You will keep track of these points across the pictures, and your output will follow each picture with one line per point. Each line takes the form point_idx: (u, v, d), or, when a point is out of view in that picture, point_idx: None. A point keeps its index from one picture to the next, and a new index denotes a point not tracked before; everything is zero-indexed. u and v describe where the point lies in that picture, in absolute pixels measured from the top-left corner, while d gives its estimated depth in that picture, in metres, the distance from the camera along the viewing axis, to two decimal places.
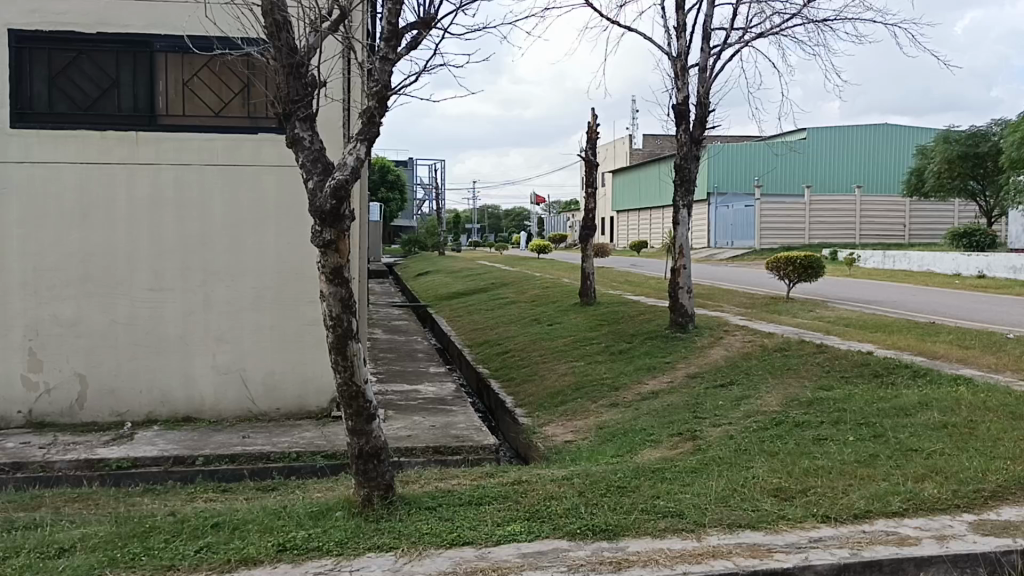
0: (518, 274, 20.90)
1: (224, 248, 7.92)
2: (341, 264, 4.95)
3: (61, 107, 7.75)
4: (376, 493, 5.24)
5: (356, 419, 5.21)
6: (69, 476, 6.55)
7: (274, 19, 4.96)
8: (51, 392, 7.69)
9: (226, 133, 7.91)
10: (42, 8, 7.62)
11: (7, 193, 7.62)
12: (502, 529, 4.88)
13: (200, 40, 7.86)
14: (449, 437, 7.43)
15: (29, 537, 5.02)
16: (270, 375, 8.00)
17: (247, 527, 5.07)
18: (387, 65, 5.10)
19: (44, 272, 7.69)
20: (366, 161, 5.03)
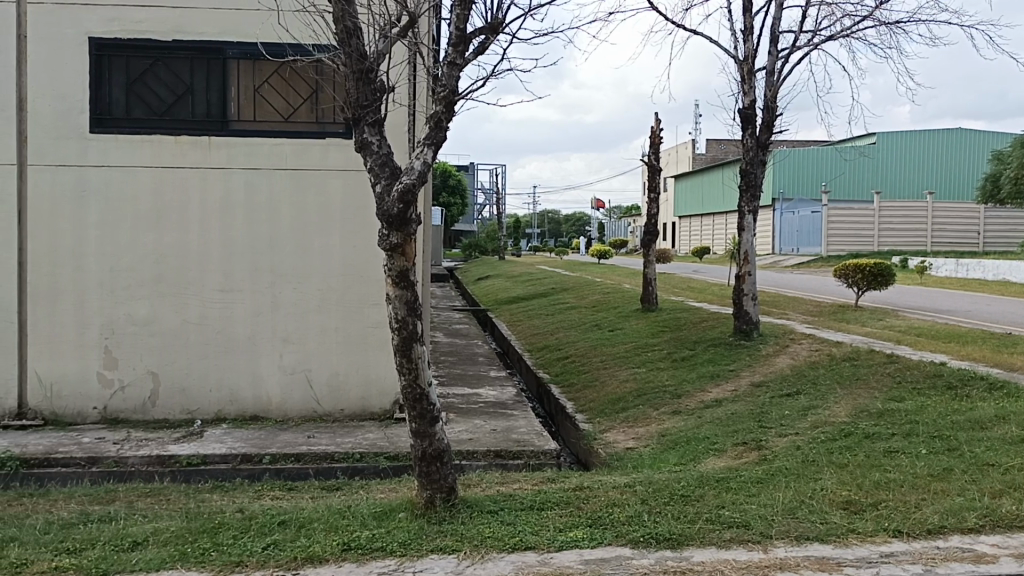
0: (579, 279, 20.82)
1: (291, 250, 8.07)
2: (407, 267, 5.00)
3: (138, 113, 7.99)
4: (439, 495, 5.26)
5: (420, 421, 5.25)
6: (141, 471, 6.73)
7: (345, 26, 5.04)
8: (125, 389, 7.93)
9: (295, 137, 8.06)
10: (121, 16, 7.87)
11: (86, 196, 7.88)
12: (564, 535, 4.86)
13: (273, 46, 8.03)
14: (510, 441, 7.43)
15: (105, 530, 5.17)
16: (335, 376, 8.12)
17: (313, 526, 5.14)
18: (454, 70, 5.13)
19: (119, 272, 7.92)
20: (433, 166, 5.08)
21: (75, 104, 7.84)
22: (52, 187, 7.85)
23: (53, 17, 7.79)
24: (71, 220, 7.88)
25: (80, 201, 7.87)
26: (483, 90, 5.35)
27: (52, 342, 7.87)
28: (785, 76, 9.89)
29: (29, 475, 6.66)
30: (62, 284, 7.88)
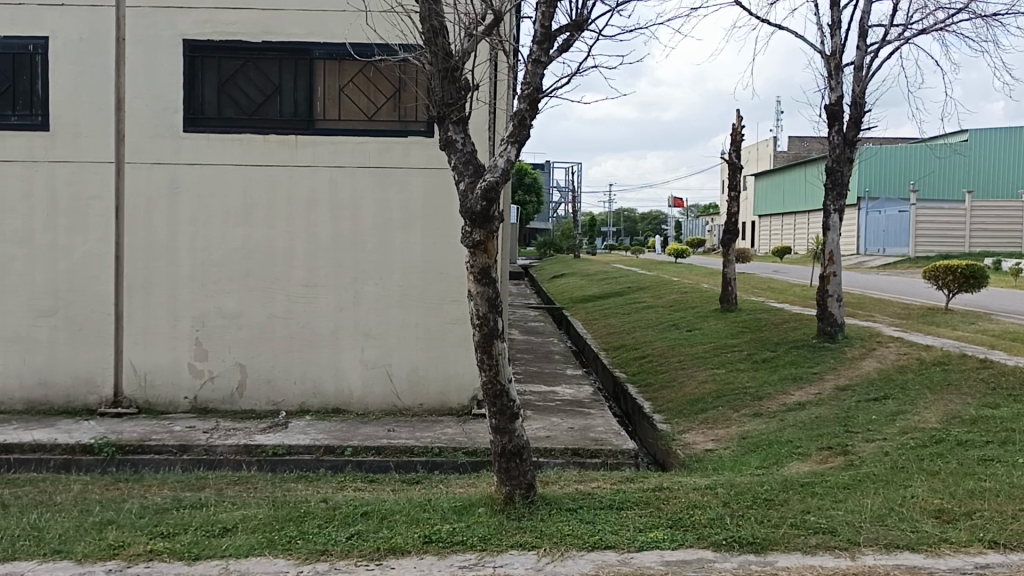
0: (656, 279, 20.61)
1: (373, 247, 8.20)
2: (490, 264, 5.03)
3: (229, 112, 8.23)
4: (518, 492, 5.27)
5: (500, 417, 5.26)
6: (229, 460, 6.95)
7: (431, 26, 5.11)
8: (214, 380, 8.18)
9: (378, 135, 8.20)
10: (214, 18, 8.12)
11: (179, 193, 8.15)
12: (644, 536, 4.82)
13: (360, 46, 8.17)
14: (588, 440, 7.41)
15: (196, 516, 5.35)
16: (414, 371, 8.22)
17: (394, 518, 5.22)
18: (538, 68, 5.13)
19: (210, 267, 8.18)
20: (517, 164, 5.09)
21: (170, 103, 8.12)
22: (147, 184, 8.15)
23: (149, 19, 8.09)
24: (164, 216, 8.16)
25: (173, 197, 8.15)
26: (567, 87, 5.34)
27: (147, 333, 8.17)
28: (874, 71, 9.61)
29: (124, 461, 6.93)
30: (156, 278, 8.17)
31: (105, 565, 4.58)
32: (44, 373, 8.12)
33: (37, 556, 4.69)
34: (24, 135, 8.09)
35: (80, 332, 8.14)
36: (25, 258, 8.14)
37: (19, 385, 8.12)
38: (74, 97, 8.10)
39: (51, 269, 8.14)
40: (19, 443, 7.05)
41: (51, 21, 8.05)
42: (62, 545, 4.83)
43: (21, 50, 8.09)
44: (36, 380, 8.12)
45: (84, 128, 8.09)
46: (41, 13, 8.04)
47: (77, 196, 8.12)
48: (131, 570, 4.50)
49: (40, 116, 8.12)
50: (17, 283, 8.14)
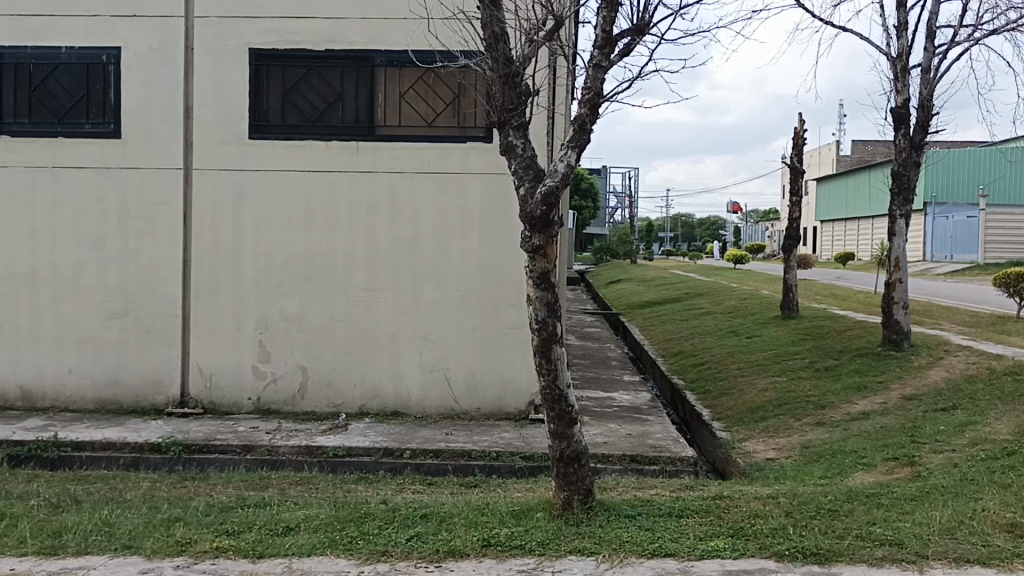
0: (714, 285, 20.35)
1: (431, 252, 8.28)
2: (549, 269, 5.04)
3: (292, 119, 8.39)
4: (577, 497, 5.26)
5: (558, 422, 5.25)
6: (291, 460, 7.07)
7: (492, 31, 5.14)
8: (277, 381, 8.34)
9: (437, 141, 8.27)
10: (278, 27, 8.29)
11: (243, 198, 8.34)
12: (704, 544, 4.77)
13: (422, 53, 8.26)
14: (647, 447, 7.36)
15: (260, 514, 5.45)
16: (472, 375, 8.27)
17: (453, 520, 5.26)
18: (599, 73, 5.12)
19: (273, 271, 8.34)
20: (576, 169, 5.08)
21: (236, 111, 8.32)
22: (214, 189, 8.35)
23: (217, 29, 8.30)
24: (230, 221, 8.35)
25: (238, 203, 8.34)
26: (628, 91, 5.33)
27: (212, 335, 8.36)
28: (942, 73, 9.38)
29: (190, 460, 7.11)
30: (221, 281, 8.36)
31: (173, 560, 4.70)
32: (114, 373, 8.37)
33: (109, 550, 4.83)
34: (97, 143, 8.37)
35: (148, 333, 8.38)
36: (97, 262, 8.41)
37: (91, 384, 8.38)
38: (144, 106, 8.35)
39: (121, 272, 8.39)
40: (91, 440, 7.27)
41: (124, 32, 8.32)
42: (132, 541, 4.96)
43: (94, 60, 8.37)
44: (107, 380, 8.38)
45: (155, 135, 8.33)
46: (114, 24, 8.32)
47: (146, 201, 8.36)
48: (198, 566, 4.61)
49: (112, 123, 8.39)
50: (89, 285, 8.41)
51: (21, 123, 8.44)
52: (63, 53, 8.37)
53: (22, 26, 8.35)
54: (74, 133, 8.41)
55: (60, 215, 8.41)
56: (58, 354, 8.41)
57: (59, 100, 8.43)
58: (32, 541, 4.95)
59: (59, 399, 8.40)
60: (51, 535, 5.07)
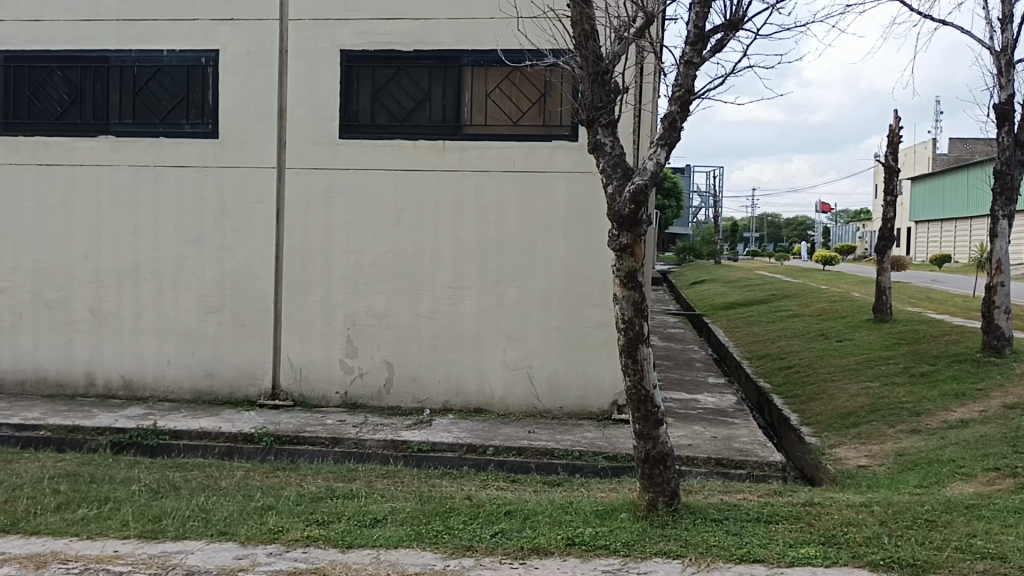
0: (802, 287, 19.92)
1: (516, 250, 8.31)
2: (636, 269, 4.98)
3: (381, 119, 8.54)
4: (661, 499, 5.20)
5: (644, 423, 5.17)
6: (377, 454, 7.21)
7: (582, 29, 5.12)
8: (364, 376, 8.50)
9: (524, 141, 8.30)
10: (369, 29, 8.45)
11: (334, 197, 8.53)
12: (794, 551, 4.66)
13: (511, 52, 8.30)
14: (733, 450, 7.23)
15: (350, 505, 5.57)
16: (555, 373, 8.27)
17: (537, 518, 5.27)
18: (691, 69, 5.04)
19: (361, 268, 8.50)
20: (667, 167, 5.01)
21: (327, 111, 8.52)
22: (307, 188, 8.56)
23: (311, 32, 8.51)
24: (320, 219, 8.56)
25: (329, 201, 8.53)
26: (720, 88, 5.25)
27: (303, 330, 8.58)
28: None
29: (282, 451, 7.31)
30: (312, 278, 8.57)
31: (266, 547, 4.84)
32: (210, 364, 8.68)
33: (206, 536, 5.01)
34: (197, 143, 8.68)
35: (242, 327, 8.65)
36: (195, 257, 8.72)
37: (188, 376, 8.71)
38: (241, 107, 8.62)
39: (218, 268, 8.68)
40: (188, 429, 7.55)
41: (223, 35, 8.61)
42: (228, 527, 5.14)
43: (194, 62, 8.69)
44: (204, 371, 8.69)
45: (251, 136, 8.59)
46: (213, 28, 8.61)
47: (242, 199, 8.64)
48: (290, 554, 4.73)
49: (210, 124, 8.69)
50: (188, 280, 8.73)
51: (126, 124, 8.82)
52: (165, 56, 8.72)
53: (129, 31, 8.72)
54: (175, 133, 8.75)
55: (160, 212, 8.76)
56: (158, 345, 8.77)
57: (162, 102, 8.78)
58: (134, 525, 5.16)
59: (158, 389, 8.75)
60: (152, 519, 5.28)
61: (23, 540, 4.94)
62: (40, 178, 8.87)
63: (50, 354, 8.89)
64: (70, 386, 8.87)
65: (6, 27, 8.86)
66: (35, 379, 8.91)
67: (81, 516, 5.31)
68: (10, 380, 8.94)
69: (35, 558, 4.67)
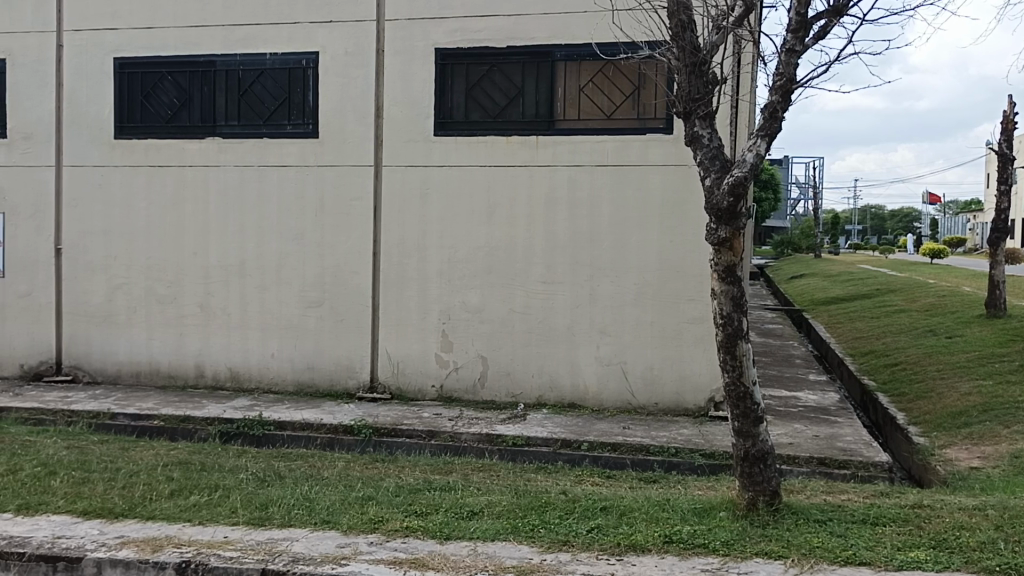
0: (908, 281, 19.15)
1: (610, 245, 8.26)
2: (735, 263, 4.88)
3: (475, 115, 8.61)
4: (762, 498, 5.08)
5: (743, 420, 5.05)
6: (472, 447, 7.29)
7: (679, 20, 5.03)
8: (459, 370, 8.61)
9: (617, 134, 8.24)
10: (463, 27, 8.53)
11: (429, 194, 8.65)
12: (903, 555, 4.49)
13: (605, 45, 8.24)
14: (836, 450, 7.02)
15: (447, 497, 5.66)
16: (650, 369, 8.20)
17: (634, 515, 5.23)
18: (792, 58, 4.90)
19: (456, 263, 8.60)
20: (767, 158, 4.88)
21: (422, 109, 8.64)
22: (402, 185, 8.71)
23: (406, 31, 8.64)
24: (415, 215, 8.70)
25: (424, 198, 8.66)
26: (823, 76, 5.08)
27: (399, 324, 8.75)
28: None
29: (380, 443, 7.47)
30: (408, 273, 8.72)
31: (366, 537, 4.96)
32: (311, 357, 8.95)
33: (309, 524, 5.17)
34: (298, 142, 8.94)
35: (342, 321, 8.88)
36: (297, 254, 8.98)
37: (291, 368, 9.00)
38: (339, 107, 8.82)
39: (318, 264, 8.93)
40: (291, 420, 7.79)
41: (322, 37, 8.84)
42: (330, 516, 5.28)
43: (295, 65, 8.93)
44: (305, 364, 8.96)
45: (349, 135, 8.80)
46: (314, 30, 8.85)
47: (341, 197, 8.85)
48: (390, 544, 4.83)
49: (311, 124, 8.92)
50: (290, 276, 9.00)
51: (232, 125, 9.15)
52: (268, 59, 9.00)
53: (234, 35, 9.05)
54: (277, 133, 9.02)
55: (264, 210, 9.06)
56: (262, 339, 9.08)
57: (265, 103, 9.06)
58: (242, 512, 5.37)
59: (263, 380, 9.07)
60: (259, 507, 5.47)
61: (140, 524, 5.20)
62: (153, 179, 9.30)
63: (162, 347, 9.32)
64: (181, 377, 9.28)
65: (121, 36, 9.31)
66: (149, 371, 9.36)
67: (193, 503, 5.55)
68: (126, 371, 9.41)
69: (151, 541, 4.90)
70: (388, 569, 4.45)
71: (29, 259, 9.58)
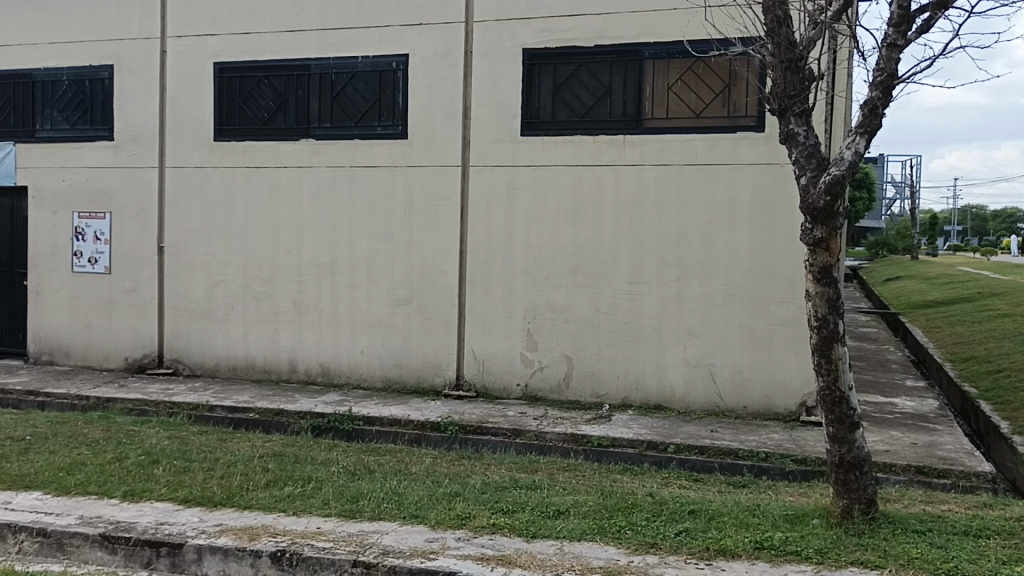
0: (1013, 283, 18.27)
1: (698, 245, 8.15)
2: (831, 263, 4.75)
3: (562, 115, 8.61)
4: (857, 506, 4.93)
5: (839, 426, 4.90)
6: (557, 447, 7.29)
7: (775, 15, 4.92)
8: (545, 369, 8.62)
9: (706, 134, 8.12)
10: (551, 27, 8.54)
11: (516, 193, 8.69)
12: (1009, 569, 4.30)
13: (696, 43, 8.12)
14: (935, 458, 6.76)
15: (533, 496, 5.67)
16: (739, 372, 8.05)
17: (723, 519, 5.14)
18: (894, 52, 4.73)
19: (542, 263, 8.62)
20: (866, 156, 4.72)
21: (510, 109, 8.69)
22: (489, 185, 8.77)
23: (494, 32, 8.71)
24: (502, 215, 8.75)
25: (510, 197, 8.71)
26: (927, 70, 4.90)
27: (485, 323, 8.82)
28: None
29: (466, 440, 7.54)
30: (494, 272, 8.78)
31: (454, 532, 5.02)
32: (399, 354, 9.10)
33: (398, 518, 5.26)
34: (388, 143, 9.09)
35: (429, 320, 9.01)
36: (385, 253, 9.15)
37: (379, 365, 9.17)
38: (428, 107, 8.94)
39: (407, 262, 9.07)
40: (380, 416, 7.94)
41: (412, 40, 8.98)
42: (418, 511, 5.36)
43: (386, 67, 9.10)
44: (393, 361, 9.12)
45: (437, 135, 8.91)
46: (404, 33, 9.00)
47: (429, 197, 8.98)
48: (477, 540, 4.87)
49: (400, 125, 9.06)
50: (379, 275, 9.17)
51: (324, 127, 9.37)
52: (359, 62, 9.19)
53: (327, 39, 9.28)
54: (368, 134, 9.20)
55: (355, 209, 9.25)
56: (352, 335, 9.28)
57: (356, 105, 9.25)
58: (334, 504, 5.49)
59: (352, 376, 9.27)
60: (350, 499, 5.60)
61: (237, 513, 5.38)
62: (250, 180, 9.61)
63: (257, 342, 9.62)
64: (275, 372, 9.56)
65: (221, 41, 9.65)
66: (244, 365, 9.67)
67: (287, 494, 5.71)
68: (223, 365, 9.74)
69: (248, 530, 5.07)
70: (476, 565, 4.49)
71: (134, 256, 10.02)
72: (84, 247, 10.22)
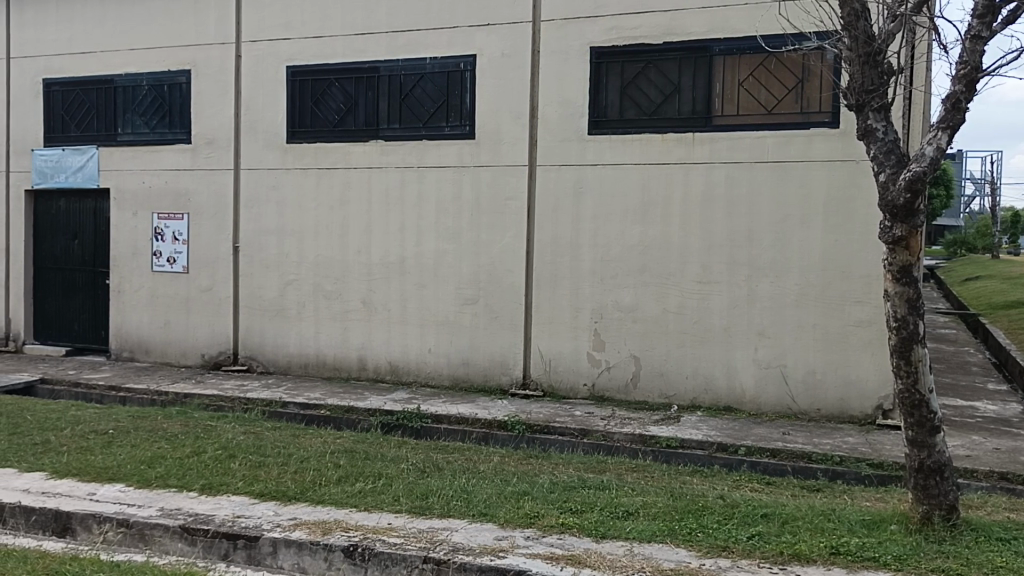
0: None
1: (769, 244, 8.01)
2: (911, 263, 4.62)
3: (630, 114, 8.55)
4: (938, 512, 4.78)
5: (918, 430, 4.76)
6: (625, 447, 7.25)
7: (851, 8, 4.81)
8: (612, 369, 8.58)
9: (778, 130, 7.98)
10: (619, 25, 8.50)
11: (583, 193, 8.67)
12: None
13: (768, 37, 7.98)
14: (1020, 464, 6.51)
15: (602, 496, 5.65)
16: (811, 373, 7.89)
17: (797, 523, 5.05)
18: (978, 44, 4.58)
19: (609, 262, 8.58)
20: (948, 151, 4.57)
21: (577, 108, 8.67)
22: (557, 184, 8.76)
23: (562, 31, 8.70)
24: (569, 215, 8.73)
25: (578, 197, 8.69)
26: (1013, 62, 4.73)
27: (553, 322, 8.81)
28: None
29: (533, 439, 7.55)
30: (561, 272, 8.77)
31: (523, 530, 5.03)
32: (467, 353, 9.16)
33: (468, 515, 5.30)
34: (455, 144, 9.16)
35: (496, 319, 9.04)
36: (453, 252, 9.22)
37: (447, 363, 9.25)
38: (495, 107, 8.97)
39: (474, 262, 9.12)
40: (447, 414, 8.01)
41: (480, 40, 9.02)
42: (488, 509, 5.39)
43: (454, 67, 9.16)
44: (460, 359, 9.19)
45: (505, 135, 8.94)
46: (472, 34, 9.06)
47: (496, 196, 9.01)
48: (547, 539, 4.88)
49: (468, 125, 9.12)
50: (447, 274, 9.25)
51: (394, 128, 9.48)
52: (427, 63, 9.28)
53: (397, 41, 9.40)
54: (436, 135, 9.28)
55: (423, 209, 9.35)
56: (420, 334, 9.38)
57: (424, 106, 9.34)
58: (404, 500, 5.56)
59: (421, 374, 9.36)
60: (420, 496, 5.67)
61: (311, 507, 5.48)
62: (321, 180, 9.78)
63: (328, 341, 9.79)
64: (345, 369, 9.71)
65: (294, 45, 9.85)
66: (315, 362, 9.86)
67: (359, 489, 5.81)
68: (295, 362, 9.94)
69: (321, 524, 5.16)
70: (545, 564, 4.50)
71: (211, 256, 10.30)
72: (163, 247, 10.55)
